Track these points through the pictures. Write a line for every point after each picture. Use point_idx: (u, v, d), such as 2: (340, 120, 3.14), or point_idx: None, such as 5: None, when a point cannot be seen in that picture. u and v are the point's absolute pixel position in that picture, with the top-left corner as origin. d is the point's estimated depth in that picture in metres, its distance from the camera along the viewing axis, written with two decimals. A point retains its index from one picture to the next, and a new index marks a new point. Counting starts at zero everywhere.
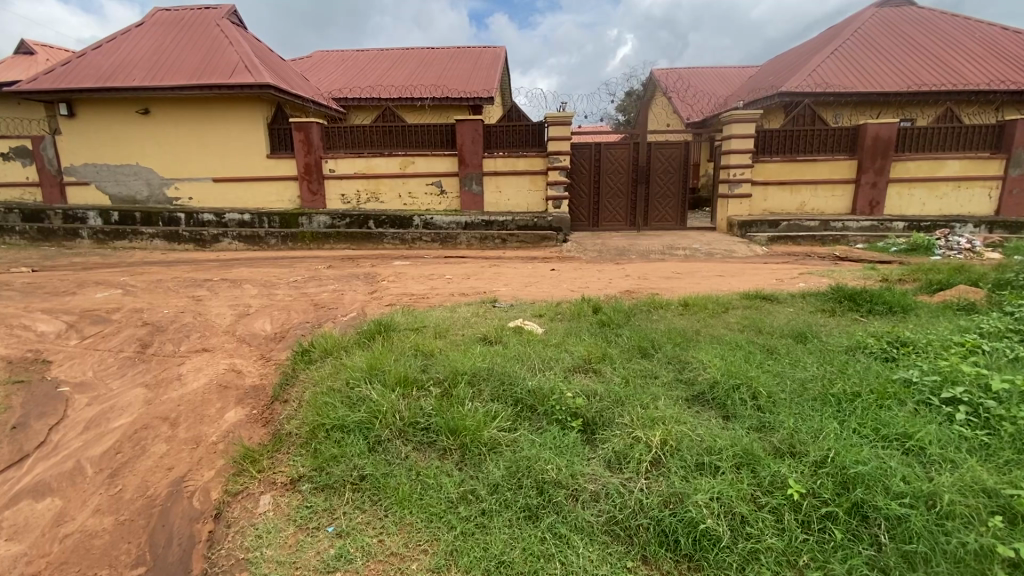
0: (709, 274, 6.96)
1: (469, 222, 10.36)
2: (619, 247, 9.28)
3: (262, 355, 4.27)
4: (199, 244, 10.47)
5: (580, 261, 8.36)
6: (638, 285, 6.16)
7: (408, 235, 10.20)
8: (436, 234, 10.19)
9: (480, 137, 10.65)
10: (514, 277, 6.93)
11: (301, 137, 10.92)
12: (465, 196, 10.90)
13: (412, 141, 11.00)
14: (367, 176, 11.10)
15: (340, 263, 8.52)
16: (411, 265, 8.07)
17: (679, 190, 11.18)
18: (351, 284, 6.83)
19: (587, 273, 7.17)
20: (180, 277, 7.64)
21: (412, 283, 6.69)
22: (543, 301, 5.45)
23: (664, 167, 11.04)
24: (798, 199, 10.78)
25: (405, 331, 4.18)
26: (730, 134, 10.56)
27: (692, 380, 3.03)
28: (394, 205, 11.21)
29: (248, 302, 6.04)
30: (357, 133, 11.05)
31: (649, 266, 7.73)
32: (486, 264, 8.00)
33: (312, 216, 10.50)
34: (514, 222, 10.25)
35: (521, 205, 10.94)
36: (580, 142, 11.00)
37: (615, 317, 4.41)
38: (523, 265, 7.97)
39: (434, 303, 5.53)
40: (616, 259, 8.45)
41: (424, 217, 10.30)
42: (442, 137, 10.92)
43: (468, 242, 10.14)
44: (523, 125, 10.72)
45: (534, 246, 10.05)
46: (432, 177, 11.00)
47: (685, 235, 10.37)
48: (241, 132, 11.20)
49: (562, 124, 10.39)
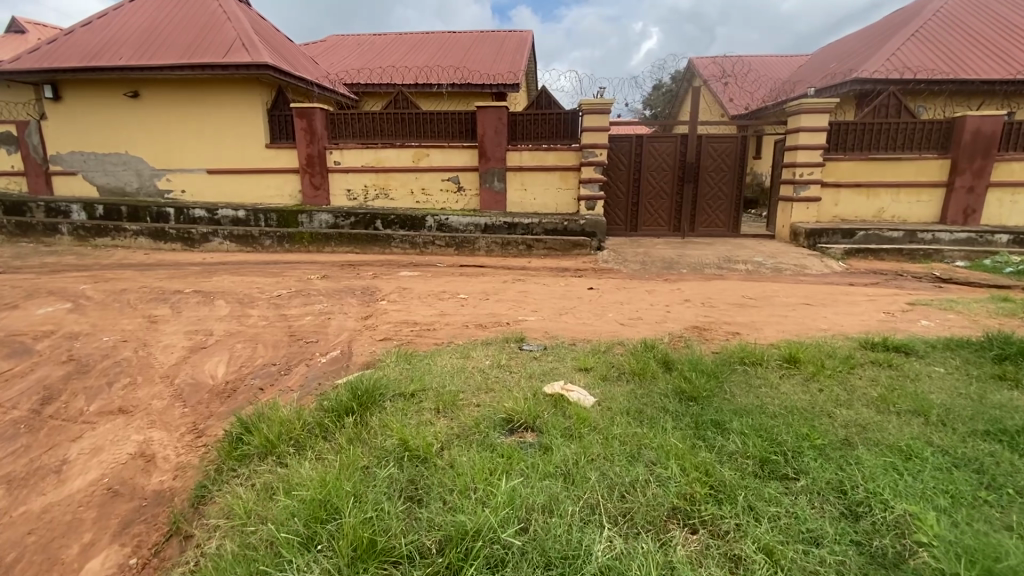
0: (790, 303, 5.48)
1: (491, 224, 9.04)
2: (666, 258, 7.85)
3: (194, 426, 3.01)
4: (187, 243, 9.18)
5: (620, 277, 6.97)
6: (706, 318, 4.76)
7: (420, 239, 8.77)
8: (453, 238, 8.68)
9: (505, 126, 9.28)
10: (544, 300, 5.55)
11: (303, 125, 9.70)
12: (485, 194, 9.56)
13: (427, 130, 9.69)
14: (376, 169, 9.83)
15: (336, 272, 7.29)
16: (420, 278, 6.78)
17: (734, 192, 9.66)
18: (342, 305, 5.54)
19: (635, 295, 5.75)
20: (148, 287, 6.46)
21: (417, 304, 5.36)
22: (587, 342, 4.07)
23: (716, 164, 9.56)
24: (875, 204, 9.19)
25: (395, 402, 2.85)
26: (797, 128, 9.00)
27: (890, 563, 1.74)
28: (405, 203, 9.93)
29: (210, 329, 4.79)
30: (366, 122, 9.82)
31: (708, 286, 6.28)
32: (509, 279, 6.65)
33: (313, 214, 9.38)
34: (541, 225, 8.91)
35: (549, 205, 9.55)
36: (619, 134, 9.57)
37: (704, 382, 3.03)
38: (550, 281, 6.59)
39: (440, 342, 4.20)
40: (664, 276, 7.04)
41: (438, 218, 9.09)
42: (461, 126, 9.60)
43: (490, 248, 8.66)
44: (554, 114, 9.33)
45: (563, 254, 8.54)
46: (449, 172, 9.68)
47: (742, 244, 8.88)
48: (239, 119, 10.03)
49: (599, 113, 8.95)
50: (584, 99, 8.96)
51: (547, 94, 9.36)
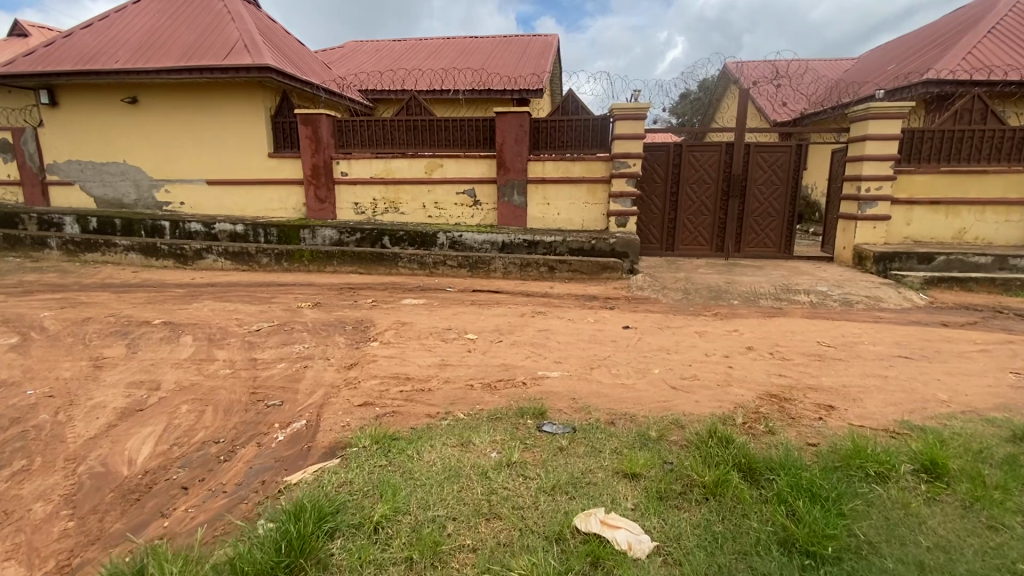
0: (884, 355, 4.32)
1: (509, 242, 8.09)
2: (712, 287, 6.74)
3: (67, 560, 2.11)
4: (180, 260, 8.42)
5: (658, 310, 5.89)
6: (783, 381, 3.66)
7: (430, 258, 7.77)
8: (466, 258, 7.67)
9: (526, 134, 8.33)
10: (570, 343, 4.47)
11: (308, 132, 8.91)
12: (503, 209, 8.61)
13: (441, 138, 8.81)
14: (385, 181, 8.97)
15: (331, 298, 6.41)
16: (423, 307, 5.80)
17: (786, 208, 8.50)
18: (325, 345, 4.58)
19: (684, 339, 4.64)
20: (114, 315, 5.66)
21: (414, 347, 4.35)
22: (630, 420, 3.02)
23: (766, 177, 8.47)
24: (954, 224, 7.93)
25: (352, 549, 1.90)
26: (864, 136, 7.79)
27: None
28: (416, 217, 9.04)
29: (157, 380, 3.90)
30: (376, 129, 9.00)
31: (769, 327, 5.14)
32: (529, 311, 5.63)
33: (316, 230, 8.56)
34: (565, 245, 7.91)
35: (574, 221, 8.53)
36: (655, 142, 8.51)
37: (823, 520, 2.01)
38: (576, 314, 5.55)
39: (435, 412, 3.19)
40: (709, 310, 5.93)
41: (450, 234, 8.20)
42: (479, 134, 8.70)
43: (510, 271, 7.61)
44: (582, 120, 8.33)
45: (592, 278, 7.50)
46: (464, 184, 8.76)
47: (797, 269, 7.71)
48: (240, 126, 9.31)
49: (633, 119, 7.92)
50: (616, 103, 7.94)
51: (574, 97, 8.37)
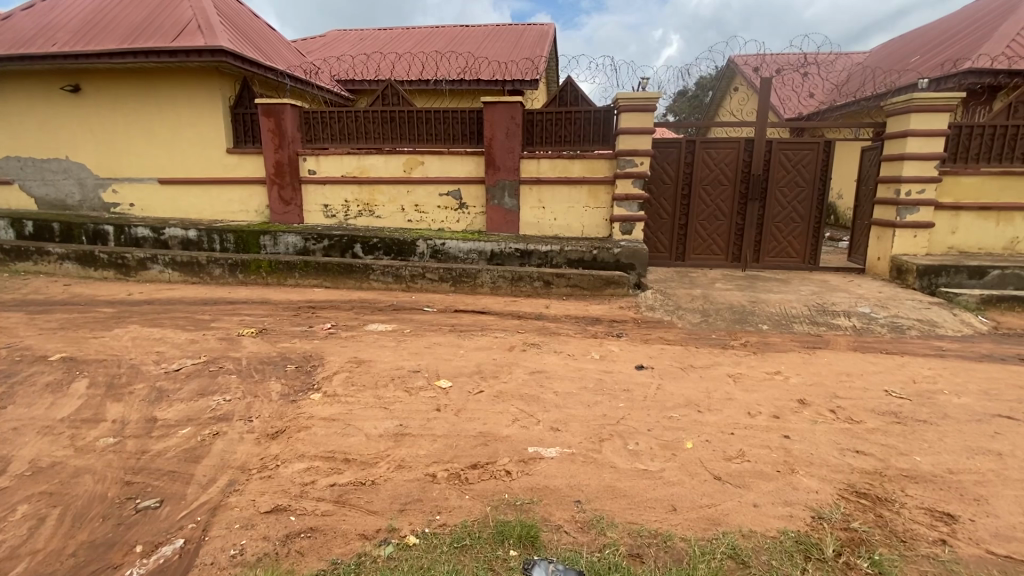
0: (978, 414, 3.33)
1: (498, 251, 7.07)
2: (736, 307, 5.74)
3: None
4: (121, 271, 7.33)
5: (676, 339, 4.88)
6: (867, 466, 2.67)
7: (406, 270, 6.70)
8: (449, 271, 6.62)
9: (518, 128, 7.28)
10: (570, 395, 3.44)
11: (270, 125, 7.82)
12: (492, 212, 7.58)
13: (422, 131, 7.75)
14: (359, 180, 7.91)
15: (283, 321, 5.37)
16: (390, 336, 4.76)
17: (812, 212, 7.51)
18: (253, 397, 3.53)
19: (717, 388, 3.62)
20: (9, 347, 4.59)
21: (367, 403, 3.31)
22: (665, 551, 2.01)
23: (789, 178, 7.48)
24: (1005, 232, 6.98)
25: None
26: (906, 131, 6.78)
27: None
28: (395, 221, 7.98)
29: (6, 457, 2.85)
30: (348, 122, 7.93)
31: (818, 366, 4.13)
32: (519, 341, 4.59)
33: (278, 236, 7.50)
34: (563, 255, 6.91)
35: (573, 227, 7.50)
36: (665, 138, 7.49)
37: None
38: (576, 345, 4.52)
39: (376, 529, 2.17)
40: (737, 340, 4.92)
41: (431, 242, 7.16)
42: (465, 128, 7.65)
43: (498, 286, 6.56)
44: (581, 113, 7.30)
45: (594, 294, 6.46)
46: (448, 185, 7.71)
47: (828, 284, 6.72)
48: (194, 117, 8.19)
49: (641, 111, 6.90)
50: (621, 93, 6.93)
51: (573, 86, 7.34)
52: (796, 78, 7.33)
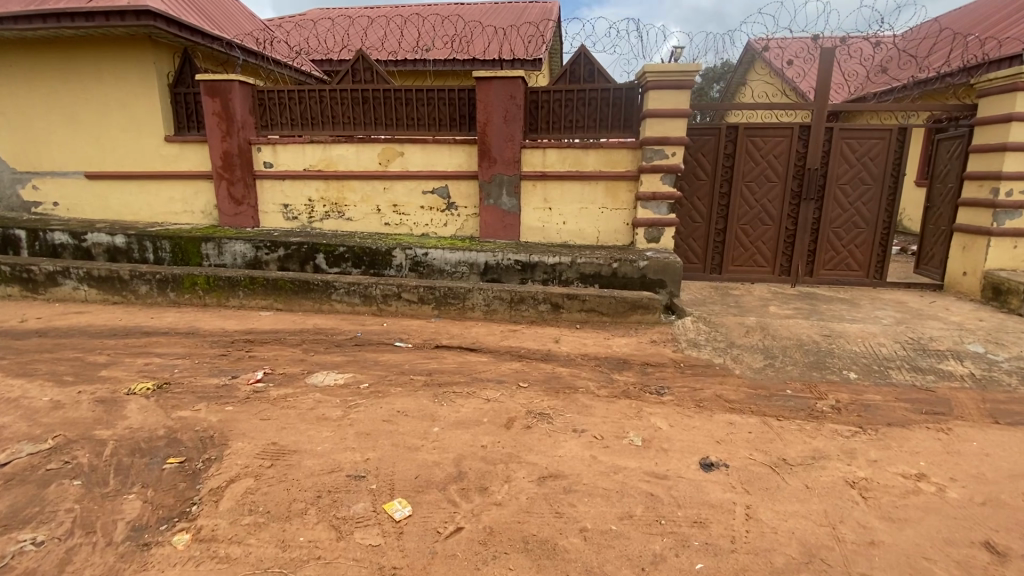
0: None
1: (494, 264, 5.66)
2: (808, 345, 4.34)
3: None
4: (27, 288, 5.92)
5: (740, 401, 3.48)
6: None
7: (377, 289, 5.27)
8: (431, 290, 5.18)
9: (520, 110, 5.85)
10: (608, 540, 2.06)
11: (216, 107, 6.38)
12: (487, 214, 6.16)
13: (401, 115, 6.32)
14: (324, 175, 6.47)
15: (200, 367, 3.96)
16: (337, 397, 3.35)
17: (879, 215, 6.12)
18: (82, 537, 2.13)
19: (842, 520, 2.23)
20: None
21: (261, 565, 1.93)
22: None
23: (853, 172, 6.08)
24: None
25: None
26: (1005, 114, 5.33)
27: None
28: (368, 225, 6.55)
29: None
30: (311, 103, 6.47)
31: (970, 462, 2.75)
32: (520, 407, 3.20)
33: (222, 244, 6.09)
34: (575, 269, 5.52)
35: (587, 233, 6.08)
36: (701, 123, 6.09)
37: None
38: (603, 414, 3.13)
39: None
40: (823, 402, 3.53)
41: (411, 251, 5.74)
42: (453, 112, 6.22)
43: (494, 310, 5.13)
44: (598, 92, 5.87)
45: (616, 321, 5.03)
46: (433, 180, 6.28)
47: (909, 307, 5.34)
48: (124, 98, 6.73)
49: (674, 89, 5.48)
50: (648, 66, 5.51)
51: (587, 58, 5.91)
52: (865, 49, 5.90)
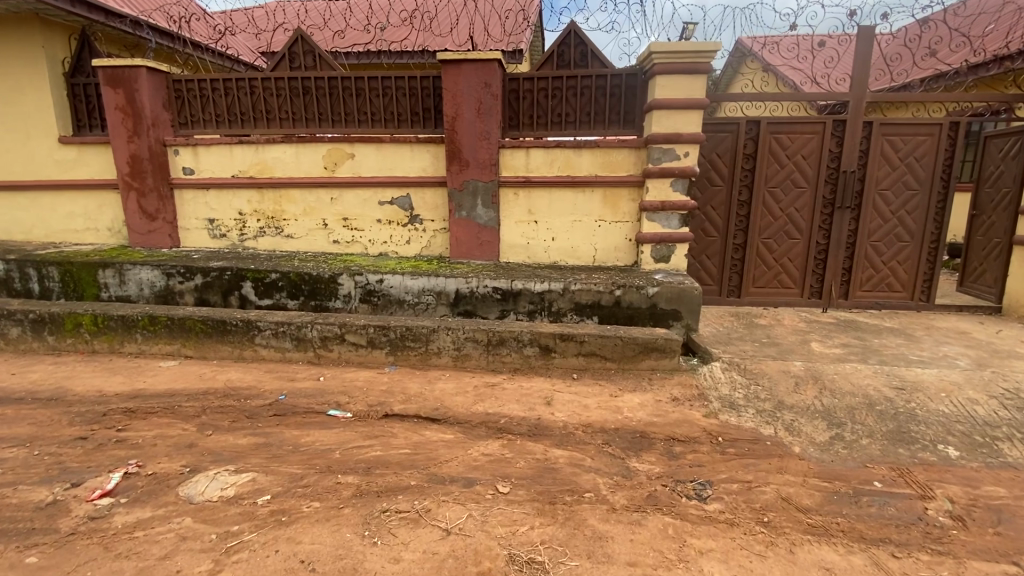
0: None
1: (467, 293, 4.51)
2: (881, 405, 3.27)
3: None
4: None
5: (819, 512, 2.38)
6: None
7: (313, 329, 4.05)
8: (383, 330, 3.97)
9: (497, 101, 4.72)
10: None
11: (119, 100, 5.13)
12: (458, 229, 5.01)
13: (351, 109, 5.14)
14: (257, 182, 5.24)
15: (35, 465, 2.74)
16: (215, 531, 2.18)
17: (926, 225, 5.14)
18: None
19: None
20: None
21: None
22: None
23: (896, 174, 5.09)
24: None
25: None
26: None
27: None
28: (313, 242, 5.35)
29: None
30: (239, 95, 5.24)
31: None
32: (496, 547, 2.06)
33: (124, 271, 4.83)
34: (568, 298, 4.40)
35: (581, 251, 4.96)
36: (717, 117, 5.04)
37: None
38: (627, 560, 2.01)
39: None
40: (934, 507, 2.46)
41: (361, 278, 4.55)
42: (415, 105, 5.07)
43: (466, 355, 3.95)
44: (592, 80, 4.77)
45: (626, 367, 3.85)
46: (392, 187, 5.10)
47: (980, 341, 4.34)
48: (7, 89, 5.43)
49: (687, 75, 4.41)
50: (654, 46, 4.39)
51: (578, 38, 4.80)
52: (909, 28, 4.88)
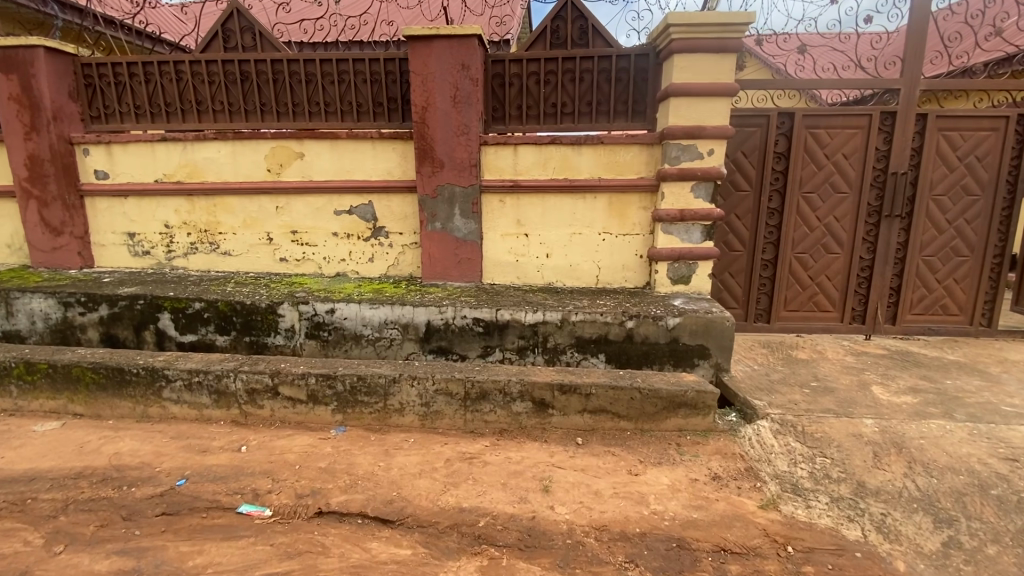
0: None
1: (440, 325, 3.58)
2: (999, 489, 2.40)
3: None
4: None
5: None
6: None
7: (237, 379, 3.11)
8: (329, 381, 3.04)
9: (477, 86, 3.82)
10: None
11: (11, 88, 4.15)
12: (431, 243, 4.10)
13: (301, 98, 4.22)
14: (185, 187, 4.29)
15: None
16: None
17: (989, 237, 4.34)
18: None
19: None
20: None
21: None
22: None
23: (954, 177, 4.29)
24: None
25: None
26: None
27: None
28: (256, 260, 4.40)
29: None
30: (164, 81, 4.29)
31: None
32: None
33: (11, 300, 3.86)
34: (567, 331, 3.50)
35: (582, 271, 4.07)
36: (744, 109, 4.19)
37: None
38: None
39: None
40: None
41: (307, 308, 3.62)
42: (379, 93, 4.16)
43: (437, 413, 3.03)
44: (593, 62, 3.88)
45: (645, 427, 2.96)
46: (350, 194, 4.17)
47: None
48: None
49: (711, 53, 3.55)
50: (672, 15, 3.49)
51: (576, 10, 3.90)
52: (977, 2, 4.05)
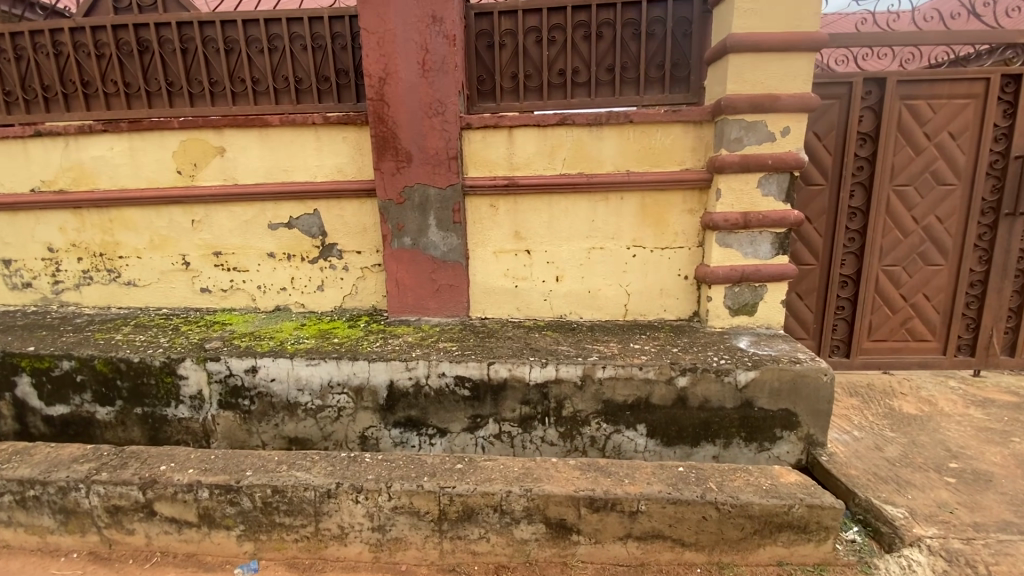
0: None
1: (408, 389, 2.49)
2: None
3: None
4: None
5: None
6: None
7: (90, 495, 2.04)
8: (229, 497, 1.97)
9: (454, 46, 2.73)
10: None
11: None
12: (398, 266, 3.01)
13: (219, 73, 3.12)
14: (68, 198, 3.20)
15: None
16: None
17: None
18: None
19: None
20: None
21: None
22: None
23: None
24: None
25: None
26: None
27: None
28: (169, 292, 3.31)
29: None
30: (35, 56, 3.19)
31: None
32: None
33: None
34: (591, 394, 2.42)
35: (606, 299, 3.00)
36: (822, 76, 3.10)
37: None
38: None
39: None
40: None
41: (217, 367, 2.53)
42: (323, 64, 3.06)
43: (398, 542, 1.96)
44: (616, 11, 2.79)
45: (723, 561, 1.90)
46: (288, 201, 3.08)
47: None
48: None
49: None
50: None
51: None
52: None
